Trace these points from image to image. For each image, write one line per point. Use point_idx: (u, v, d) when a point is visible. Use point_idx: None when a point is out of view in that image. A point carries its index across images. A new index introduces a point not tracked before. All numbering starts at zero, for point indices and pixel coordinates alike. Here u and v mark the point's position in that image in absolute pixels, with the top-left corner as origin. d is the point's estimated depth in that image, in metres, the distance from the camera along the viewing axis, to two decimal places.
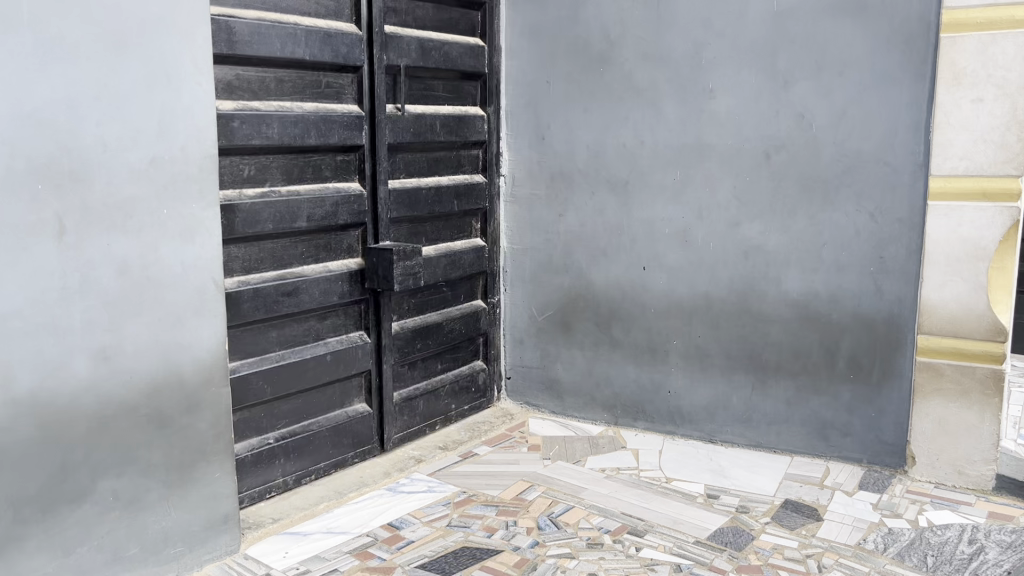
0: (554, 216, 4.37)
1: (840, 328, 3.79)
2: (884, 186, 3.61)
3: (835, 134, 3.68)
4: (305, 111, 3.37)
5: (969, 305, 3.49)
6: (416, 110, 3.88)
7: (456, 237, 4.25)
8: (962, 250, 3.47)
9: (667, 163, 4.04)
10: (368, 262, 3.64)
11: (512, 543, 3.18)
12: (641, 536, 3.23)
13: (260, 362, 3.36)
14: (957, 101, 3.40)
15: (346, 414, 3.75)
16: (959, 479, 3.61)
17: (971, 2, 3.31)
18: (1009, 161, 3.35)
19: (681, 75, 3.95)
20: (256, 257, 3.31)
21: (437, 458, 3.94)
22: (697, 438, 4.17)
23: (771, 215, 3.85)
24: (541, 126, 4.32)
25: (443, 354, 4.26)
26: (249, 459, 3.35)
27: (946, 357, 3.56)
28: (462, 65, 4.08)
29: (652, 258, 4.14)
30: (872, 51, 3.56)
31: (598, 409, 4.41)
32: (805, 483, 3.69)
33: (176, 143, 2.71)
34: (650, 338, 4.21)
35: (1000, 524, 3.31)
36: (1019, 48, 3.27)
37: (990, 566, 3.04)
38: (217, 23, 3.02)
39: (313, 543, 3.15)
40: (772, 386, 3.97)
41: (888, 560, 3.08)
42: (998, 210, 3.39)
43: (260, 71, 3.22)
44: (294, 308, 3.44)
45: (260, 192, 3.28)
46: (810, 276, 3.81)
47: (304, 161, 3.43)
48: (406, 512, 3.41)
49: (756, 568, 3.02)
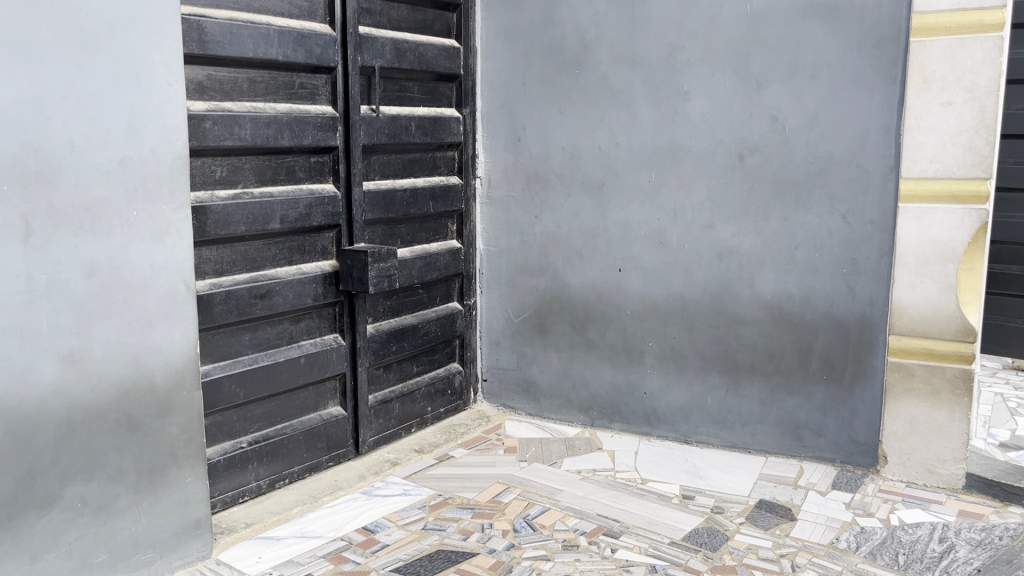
0: (530, 218, 4.37)
1: (813, 328, 3.82)
2: (856, 188, 3.65)
3: (808, 136, 3.71)
4: (278, 112, 3.34)
5: (939, 305, 3.53)
6: (391, 112, 3.86)
7: (432, 239, 4.23)
8: (932, 252, 3.51)
9: (641, 165, 4.05)
10: (343, 263, 3.62)
11: (488, 546, 3.17)
12: (616, 537, 3.24)
13: (232, 365, 3.33)
14: (927, 105, 3.44)
15: (321, 418, 3.72)
16: (930, 477, 3.65)
17: (940, 7, 3.35)
18: (978, 163, 3.39)
19: (656, 77, 3.96)
20: (229, 259, 3.28)
21: (413, 461, 3.92)
22: (674, 439, 4.19)
23: (745, 217, 3.87)
24: (516, 127, 4.32)
25: (418, 357, 4.24)
26: (222, 463, 3.31)
27: (918, 357, 3.60)
28: (437, 67, 4.07)
29: (628, 259, 4.15)
30: (843, 54, 3.59)
31: (574, 411, 4.41)
32: (779, 483, 3.72)
33: (146, 144, 2.68)
34: (626, 340, 4.22)
35: (970, 522, 3.35)
36: (987, 53, 3.32)
37: (961, 564, 3.07)
38: (188, 22, 2.99)
39: (286, 548, 3.12)
40: (746, 387, 4.00)
41: (860, 558, 3.11)
42: (967, 211, 3.42)
43: (232, 72, 3.19)
44: (266, 311, 3.41)
45: (233, 193, 3.25)
46: (783, 277, 3.84)
47: (277, 163, 3.40)
48: (380, 516, 3.39)
49: (730, 568, 3.03)
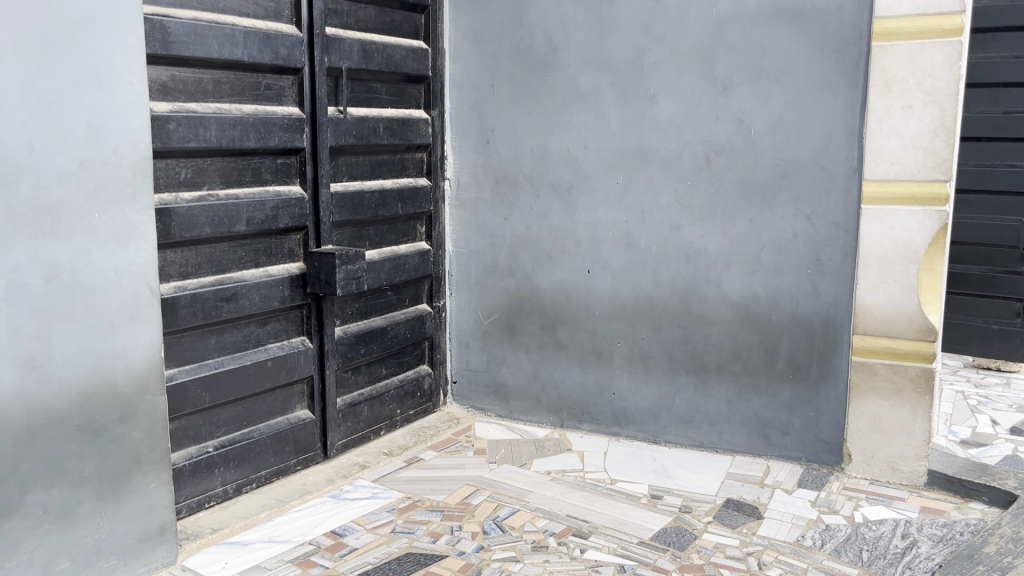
0: (499, 220, 4.37)
1: (779, 329, 3.86)
2: (820, 190, 3.70)
3: (773, 138, 3.75)
4: (243, 113, 3.32)
5: (901, 305, 3.59)
6: (359, 113, 3.83)
7: (400, 241, 4.22)
8: (894, 252, 3.57)
9: (610, 167, 4.07)
10: (310, 265, 3.59)
11: (457, 548, 3.16)
12: (586, 538, 3.25)
13: (198, 369, 3.30)
14: (888, 108, 3.50)
15: (288, 421, 3.69)
16: (893, 474, 3.71)
17: (901, 12, 3.41)
18: (938, 166, 3.45)
19: (623, 79, 3.99)
20: (194, 262, 3.25)
21: (381, 465, 3.90)
22: (642, 439, 4.22)
23: (711, 219, 3.91)
24: (485, 129, 4.32)
25: (388, 359, 4.22)
26: (188, 467, 3.28)
27: (881, 356, 3.65)
28: (405, 68, 4.05)
29: (596, 260, 4.17)
30: (808, 58, 3.64)
31: (544, 412, 4.42)
32: (746, 482, 3.75)
33: (108, 146, 2.64)
34: (596, 341, 4.24)
35: (932, 518, 3.41)
36: (946, 57, 3.38)
37: (923, 559, 3.11)
38: (152, 22, 2.96)
39: (253, 553, 3.10)
40: (714, 387, 4.03)
41: (825, 555, 3.15)
42: (928, 213, 3.49)
43: (196, 72, 3.16)
44: (233, 314, 3.38)
45: (198, 195, 3.22)
46: (749, 278, 3.88)
47: (243, 164, 3.37)
48: (349, 519, 3.37)
49: (698, 567, 3.06)
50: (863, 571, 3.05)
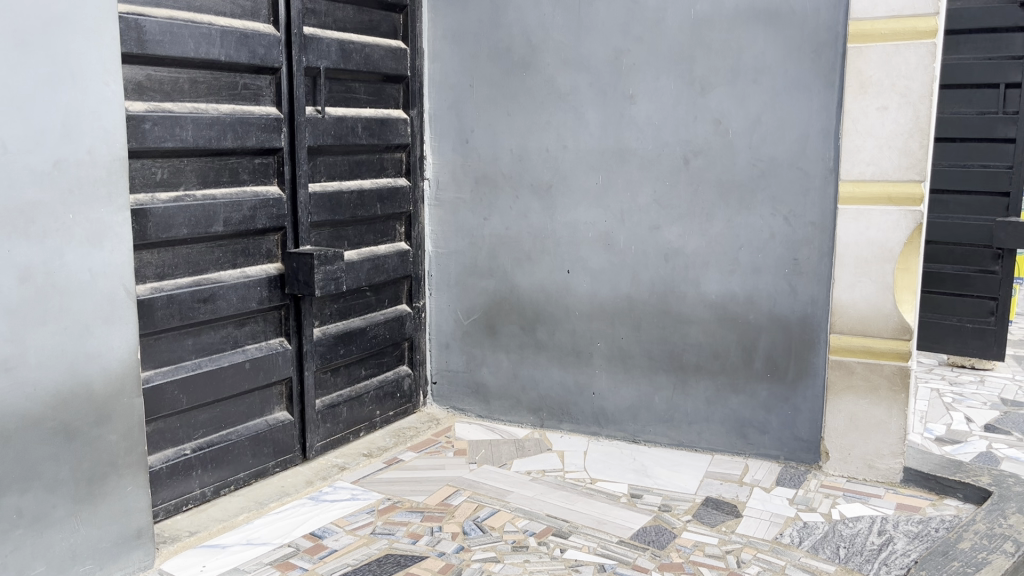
0: (478, 220, 4.37)
1: (756, 328, 3.89)
2: (797, 190, 3.72)
3: (750, 138, 3.77)
4: (220, 113, 3.29)
5: (877, 305, 3.63)
6: (337, 113, 3.81)
7: (380, 241, 4.20)
8: (870, 252, 3.61)
9: (589, 167, 4.08)
10: (288, 266, 3.57)
11: (437, 549, 3.15)
12: (566, 538, 3.26)
13: (175, 371, 3.27)
14: (864, 109, 3.53)
15: (266, 423, 3.67)
16: (869, 472, 3.75)
17: (876, 14, 3.44)
18: (912, 166, 3.49)
19: (602, 79, 4.00)
20: (170, 263, 3.22)
21: (361, 466, 3.88)
22: (622, 439, 4.23)
23: (690, 219, 3.93)
24: (464, 129, 4.32)
25: (367, 360, 4.21)
26: (165, 470, 3.25)
27: (857, 355, 3.69)
28: (383, 68, 4.03)
29: (576, 261, 4.18)
30: (784, 59, 3.67)
31: (524, 412, 4.42)
32: (725, 480, 3.78)
33: (83, 146, 2.62)
34: (575, 341, 4.25)
35: (907, 515, 3.44)
36: (920, 59, 3.42)
37: (899, 556, 3.14)
38: (126, 21, 2.93)
39: (231, 556, 3.08)
40: (692, 386, 4.05)
41: (803, 553, 3.17)
42: (903, 213, 3.53)
43: (172, 72, 3.14)
44: (210, 316, 3.35)
45: (175, 195, 3.19)
46: (727, 277, 3.90)
47: (220, 164, 3.35)
48: (328, 521, 3.35)
49: (677, 565, 3.07)
50: (840, 568, 3.07)
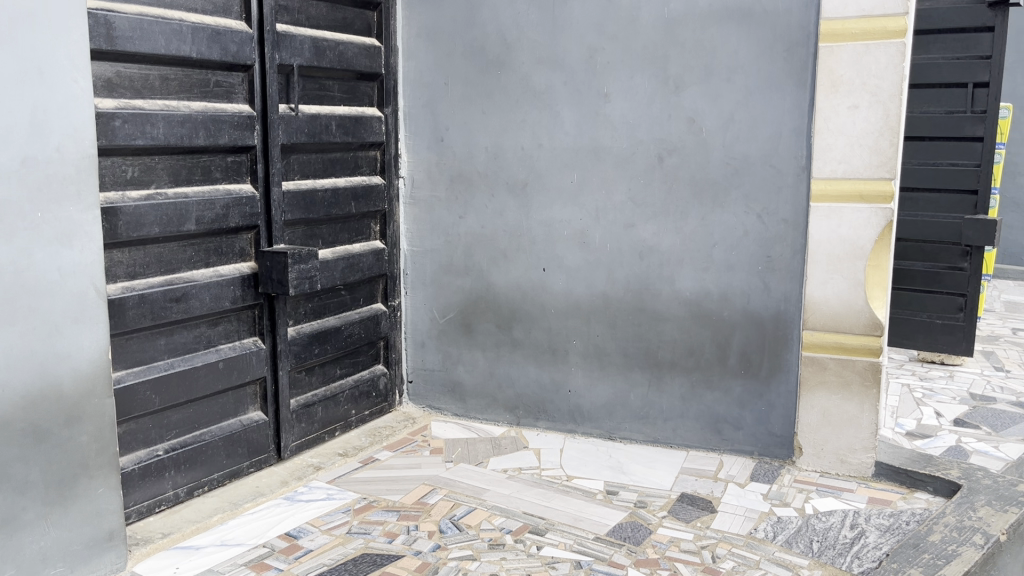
0: (453, 218, 4.36)
1: (730, 325, 3.92)
2: (770, 188, 3.76)
3: (724, 137, 3.80)
4: (192, 110, 3.26)
5: (849, 301, 3.67)
6: (311, 111, 3.79)
7: (354, 239, 4.17)
8: (842, 249, 3.65)
9: (565, 165, 4.09)
10: (262, 265, 3.54)
11: (414, 548, 3.15)
12: (542, 535, 3.26)
13: (147, 371, 3.24)
14: (835, 107, 3.57)
15: (240, 423, 3.64)
16: (842, 466, 3.79)
17: (847, 14, 3.48)
18: (883, 164, 3.53)
19: (577, 78, 4.01)
20: (142, 262, 3.19)
21: (336, 466, 3.86)
22: (598, 436, 4.25)
23: (664, 217, 3.95)
24: (439, 127, 4.30)
25: (342, 359, 4.18)
26: (137, 472, 3.22)
27: (829, 351, 3.73)
28: (357, 65, 4.01)
29: (551, 259, 4.18)
30: (757, 58, 3.70)
31: (500, 410, 4.43)
32: (700, 476, 3.80)
33: (52, 143, 2.58)
34: (551, 338, 4.26)
35: (879, 509, 3.49)
36: (890, 58, 3.46)
37: (871, 549, 3.18)
38: (95, 17, 2.89)
39: (205, 557, 3.05)
40: (667, 383, 4.08)
41: (777, 547, 3.20)
42: (874, 211, 3.57)
43: (142, 68, 3.10)
44: (182, 315, 3.32)
45: (146, 194, 3.16)
46: (701, 275, 3.93)
47: (192, 162, 3.32)
48: (303, 521, 3.34)
49: (653, 561, 3.09)
50: (813, 562, 3.10)
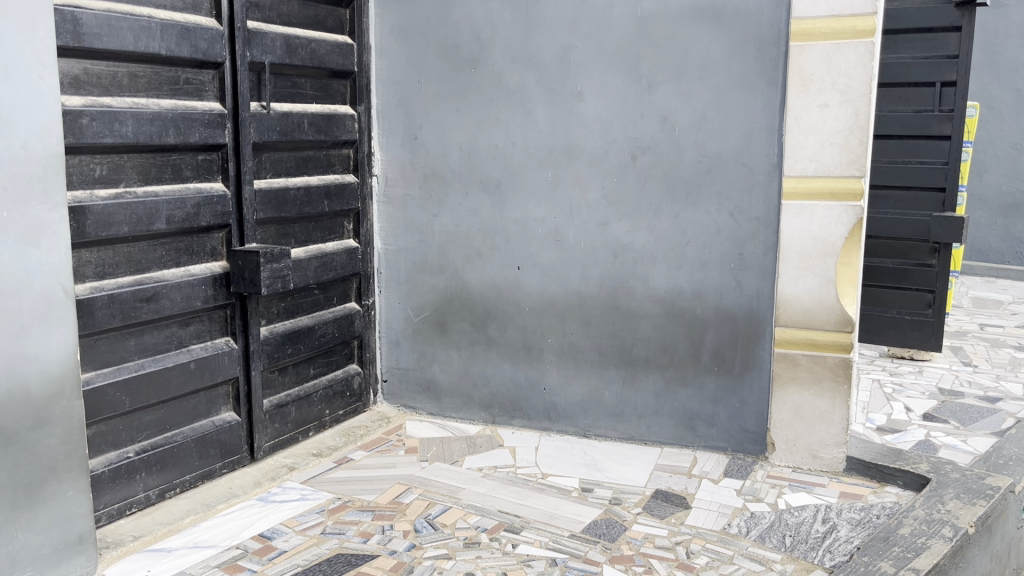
0: (428, 216, 4.35)
1: (704, 322, 3.94)
2: (742, 186, 3.78)
3: (696, 135, 3.82)
4: (162, 108, 3.22)
5: (820, 297, 3.71)
6: (283, 109, 3.75)
7: (328, 238, 4.14)
8: (813, 246, 3.69)
9: (539, 163, 4.09)
10: (234, 264, 3.51)
11: (389, 547, 3.14)
12: (517, 533, 3.27)
13: (117, 372, 3.20)
14: (806, 106, 3.61)
15: (213, 423, 3.61)
16: (814, 462, 3.83)
17: (817, 13, 3.52)
18: (853, 162, 3.57)
19: (551, 77, 4.01)
20: (111, 262, 3.15)
21: (311, 466, 3.84)
22: (573, 433, 4.26)
23: (638, 215, 3.97)
24: (413, 125, 4.28)
25: (316, 359, 4.15)
26: (107, 474, 3.18)
27: (801, 347, 3.78)
28: (330, 63, 3.98)
29: (526, 257, 4.19)
30: (729, 56, 3.72)
31: (475, 409, 4.42)
32: (674, 473, 3.83)
33: (17, 141, 2.54)
34: (526, 336, 4.26)
35: (850, 503, 3.53)
36: (859, 57, 3.50)
37: (842, 543, 3.22)
38: (62, 13, 2.85)
39: (177, 560, 3.02)
40: (642, 380, 4.10)
41: (750, 542, 3.23)
42: (844, 208, 3.62)
43: (110, 66, 3.06)
44: (153, 315, 3.29)
45: (115, 192, 3.12)
46: (675, 272, 3.95)
47: (162, 161, 3.28)
48: (277, 522, 3.31)
49: (628, 558, 3.10)
50: (786, 556, 3.13)
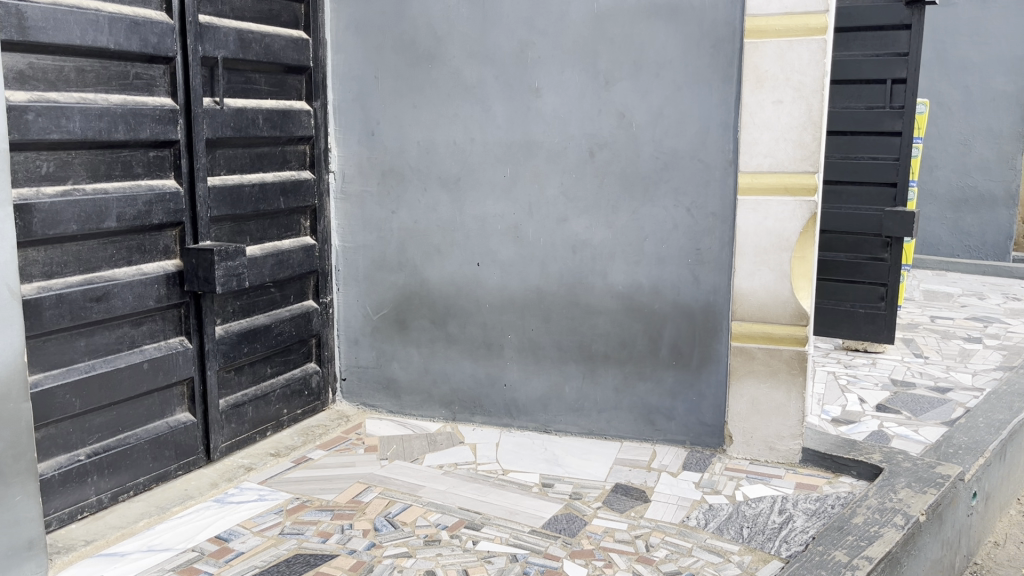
0: (386, 212, 4.32)
1: (662, 316, 3.97)
2: (699, 182, 3.82)
3: (653, 132, 3.85)
4: (110, 104, 3.15)
5: (775, 291, 3.75)
6: (236, 104, 3.69)
7: (284, 235, 4.09)
8: (768, 240, 3.72)
9: (497, 160, 4.09)
10: (187, 263, 3.45)
11: (348, 546, 3.12)
12: (478, 529, 3.26)
13: (66, 374, 3.13)
14: (760, 102, 3.64)
15: (167, 425, 3.54)
16: (771, 454, 3.89)
17: (770, 11, 3.56)
18: (806, 158, 3.62)
19: (508, 72, 4.01)
20: (59, 261, 3.08)
21: (268, 466, 3.80)
22: (533, 429, 4.27)
23: (596, 211, 3.98)
24: (370, 121, 4.25)
25: (273, 358, 4.09)
26: (57, 478, 3.11)
27: (757, 341, 3.82)
28: (285, 58, 3.93)
29: (485, 253, 4.18)
30: (685, 53, 3.75)
31: (435, 406, 4.41)
32: (633, 466, 3.85)
33: None
34: (486, 333, 4.26)
35: (805, 493, 3.59)
36: (811, 55, 3.55)
37: (798, 533, 3.27)
38: (6, 5, 2.79)
39: (130, 564, 2.97)
40: (601, 374, 4.12)
41: (708, 534, 3.27)
42: (798, 203, 3.66)
43: (57, 60, 2.99)
44: (104, 315, 3.22)
45: (63, 190, 3.05)
46: (633, 268, 3.97)
47: (112, 157, 3.21)
48: (234, 523, 3.27)
49: (588, 552, 3.12)
50: (743, 548, 3.17)
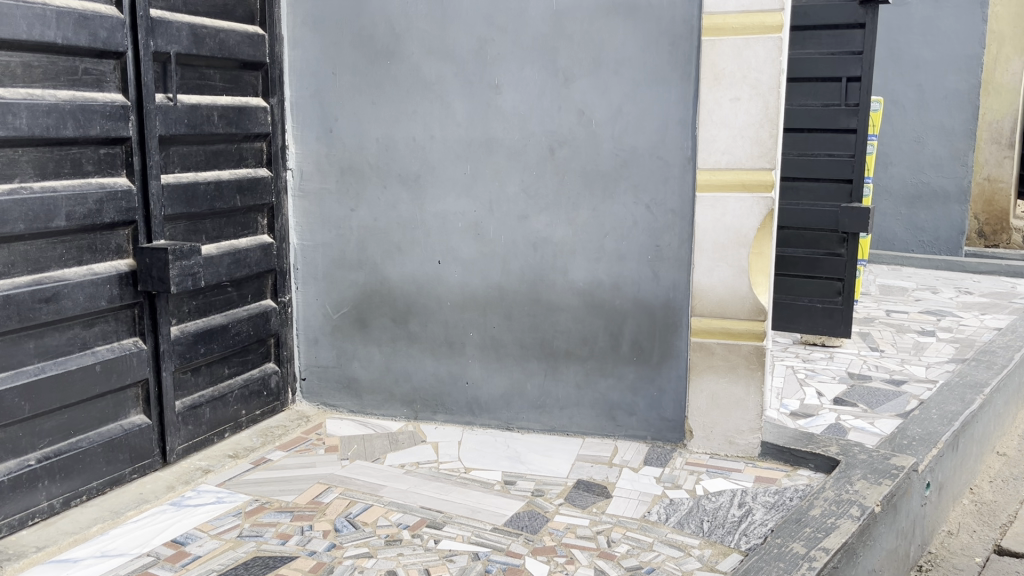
0: (345, 211, 4.28)
1: (623, 312, 3.99)
2: (658, 179, 3.84)
3: (612, 129, 3.86)
4: (59, 100, 3.08)
5: (734, 287, 3.78)
6: (190, 101, 3.63)
7: (241, 234, 4.02)
8: (726, 237, 3.76)
9: (457, 157, 4.07)
10: (140, 262, 3.38)
11: (308, 548, 3.08)
12: (439, 528, 3.25)
13: (14, 377, 3.06)
14: (718, 99, 3.67)
15: (122, 427, 3.47)
16: (730, 448, 3.93)
17: (727, 9, 3.58)
18: (763, 155, 3.66)
19: (468, 69, 3.99)
20: (6, 261, 3.02)
21: (226, 468, 3.74)
22: (495, 426, 4.26)
23: (557, 208, 3.99)
24: (328, 117, 4.20)
25: (230, 358, 4.03)
26: (6, 484, 3.04)
27: (716, 336, 3.85)
28: (240, 54, 3.87)
29: (446, 251, 4.16)
30: (643, 50, 3.77)
31: (397, 405, 4.38)
32: (595, 462, 3.86)
33: None
34: (447, 331, 4.24)
35: (764, 487, 3.63)
36: (768, 53, 3.59)
37: (757, 526, 3.31)
38: None
39: (83, 570, 2.91)
40: (563, 371, 4.12)
41: (669, 529, 3.29)
42: (756, 200, 3.70)
43: (2, 55, 2.93)
44: (54, 316, 3.16)
45: (9, 188, 2.98)
46: (594, 264, 3.98)
47: (61, 154, 3.14)
48: (191, 527, 3.21)
49: (550, 549, 3.12)
50: (703, 541, 3.20)
